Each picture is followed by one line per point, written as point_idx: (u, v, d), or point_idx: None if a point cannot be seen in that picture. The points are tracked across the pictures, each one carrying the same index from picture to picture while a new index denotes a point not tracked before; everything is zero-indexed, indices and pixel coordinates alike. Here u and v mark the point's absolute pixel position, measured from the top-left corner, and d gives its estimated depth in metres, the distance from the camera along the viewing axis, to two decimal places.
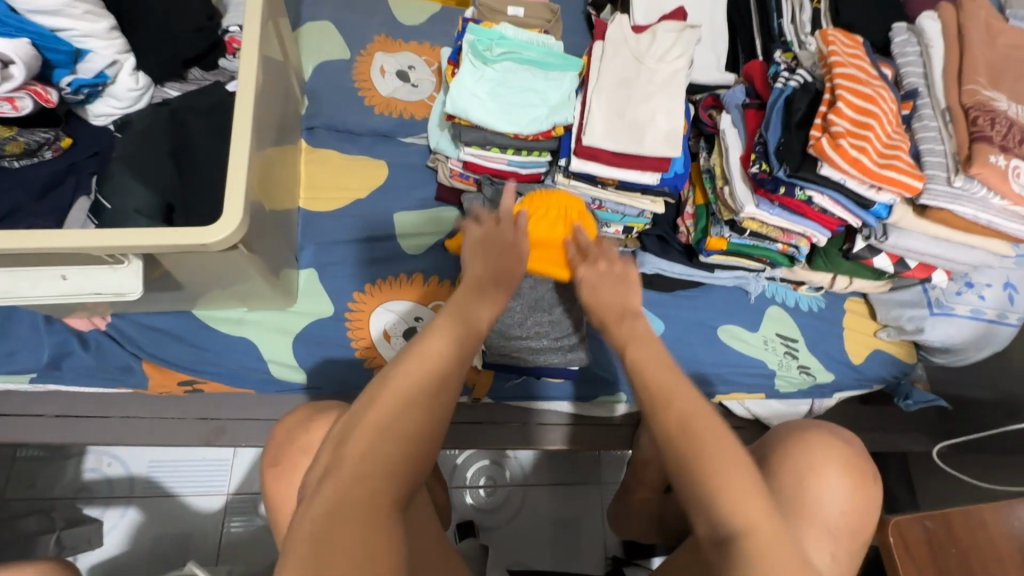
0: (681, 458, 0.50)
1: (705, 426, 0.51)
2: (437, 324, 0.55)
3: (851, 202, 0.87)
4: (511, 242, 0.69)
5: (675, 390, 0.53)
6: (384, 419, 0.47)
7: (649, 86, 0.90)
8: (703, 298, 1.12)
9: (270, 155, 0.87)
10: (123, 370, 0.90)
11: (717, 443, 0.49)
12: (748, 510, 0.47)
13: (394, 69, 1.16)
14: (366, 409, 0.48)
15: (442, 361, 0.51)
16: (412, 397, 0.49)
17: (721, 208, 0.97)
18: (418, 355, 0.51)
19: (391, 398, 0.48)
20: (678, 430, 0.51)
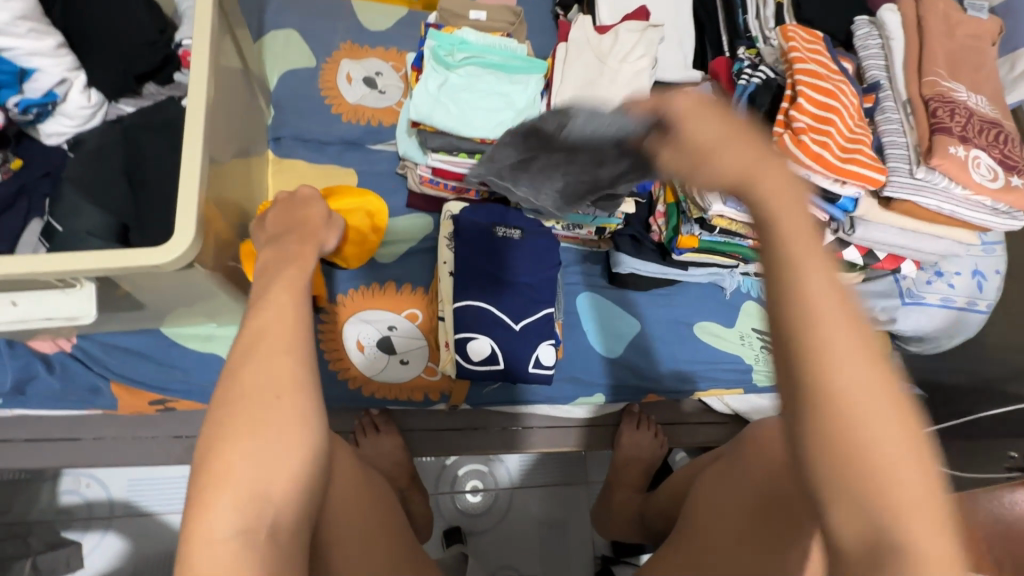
0: (840, 466, 0.35)
1: (868, 357, 0.36)
2: (254, 344, 0.50)
3: (817, 197, 0.88)
4: (301, 222, 0.70)
5: (827, 294, 0.36)
6: (229, 465, 0.44)
7: (613, 87, 0.89)
8: (679, 296, 1.12)
9: (231, 168, 0.86)
10: (91, 393, 0.88)
11: (878, 413, 0.35)
12: (923, 515, 0.34)
13: (360, 75, 1.15)
14: (215, 432, 0.46)
15: (268, 379, 0.48)
16: (247, 437, 0.45)
17: (690, 206, 0.96)
18: (257, 340, 0.50)
19: (228, 447, 0.45)
20: (846, 390, 0.35)
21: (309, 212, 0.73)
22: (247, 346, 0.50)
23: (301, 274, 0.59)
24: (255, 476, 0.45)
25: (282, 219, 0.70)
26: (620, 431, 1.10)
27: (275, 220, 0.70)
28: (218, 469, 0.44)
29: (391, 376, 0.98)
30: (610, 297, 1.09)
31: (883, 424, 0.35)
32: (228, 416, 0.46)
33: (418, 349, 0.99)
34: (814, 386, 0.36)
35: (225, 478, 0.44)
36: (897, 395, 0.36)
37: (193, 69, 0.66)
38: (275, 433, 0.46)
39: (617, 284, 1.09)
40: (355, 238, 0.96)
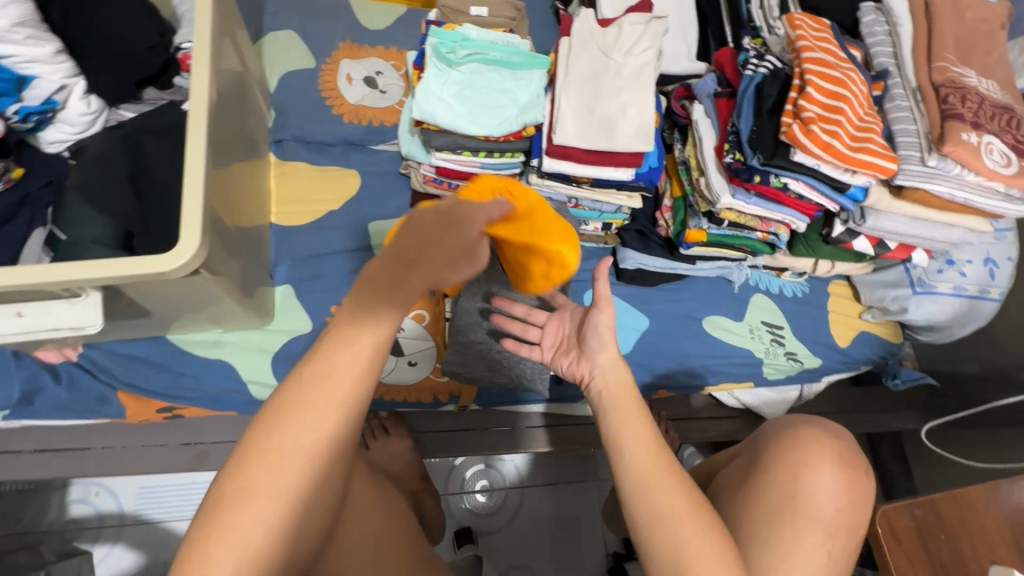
0: (659, 529, 0.51)
1: (658, 463, 0.54)
2: (304, 393, 0.44)
3: (827, 187, 0.86)
4: (448, 240, 0.48)
5: (641, 436, 0.56)
6: (236, 522, 0.41)
7: (618, 81, 0.88)
8: (687, 291, 1.11)
9: (234, 172, 0.85)
10: (98, 402, 0.88)
11: (691, 542, 0.50)
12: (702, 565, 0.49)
13: (361, 75, 1.13)
14: (241, 476, 0.42)
15: (305, 437, 0.43)
16: (267, 501, 0.42)
17: (698, 199, 0.96)
18: (304, 392, 0.44)
19: (243, 505, 0.41)
20: (639, 464, 0.54)
21: (457, 233, 0.49)
22: (295, 390, 0.44)
23: (400, 317, 0.47)
24: (272, 536, 0.42)
25: (424, 227, 0.48)
26: None
27: (421, 226, 0.48)
28: (231, 516, 0.41)
29: (398, 378, 0.97)
30: (618, 294, 1.08)
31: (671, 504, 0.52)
32: (251, 465, 0.42)
33: (426, 350, 0.98)
34: (624, 473, 0.54)
35: (234, 533, 0.41)
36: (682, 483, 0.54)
37: (195, 74, 0.65)
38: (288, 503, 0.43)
39: (625, 280, 1.07)
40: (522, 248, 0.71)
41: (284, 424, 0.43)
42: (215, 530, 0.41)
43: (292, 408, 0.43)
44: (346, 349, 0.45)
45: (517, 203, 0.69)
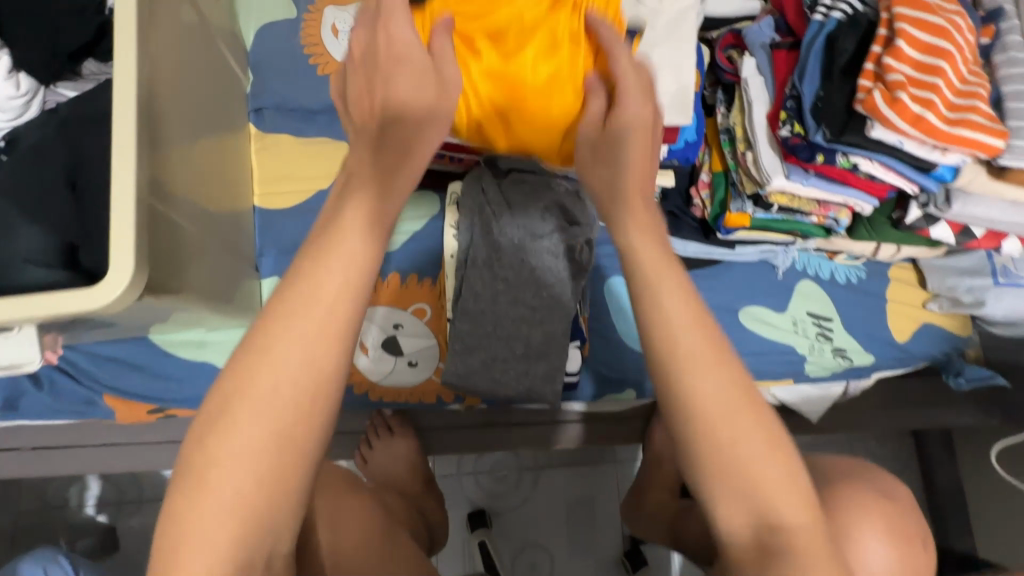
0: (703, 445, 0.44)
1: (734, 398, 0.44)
2: (295, 310, 0.41)
3: (908, 167, 0.70)
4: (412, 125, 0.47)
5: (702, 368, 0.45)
6: (233, 428, 0.39)
7: (651, 32, 0.70)
8: (723, 278, 0.98)
9: (199, 151, 0.73)
10: (84, 405, 0.83)
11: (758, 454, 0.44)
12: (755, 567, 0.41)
13: (349, 26, 0.97)
14: (237, 401, 0.39)
15: (315, 355, 0.41)
16: (263, 420, 0.39)
17: (742, 178, 0.81)
18: (297, 303, 0.41)
19: (241, 402, 0.39)
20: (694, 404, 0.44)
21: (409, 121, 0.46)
22: (288, 298, 0.42)
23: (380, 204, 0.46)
24: (274, 468, 0.39)
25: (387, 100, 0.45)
26: (653, 425, 1.01)
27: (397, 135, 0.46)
28: (232, 432, 0.39)
29: (398, 380, 0.89)
30: None
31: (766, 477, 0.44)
32: (246, 383, 0.40)
33: (426, 350, 0.89)
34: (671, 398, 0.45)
35: (237, 448, 0.39)
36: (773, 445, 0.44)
37: (115, 55, 0.52)
38: (283, 421, 0.39)
39: None
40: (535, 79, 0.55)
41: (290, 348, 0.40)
42: (212, 450, 0.38)
43: (303, 305, 0.41)
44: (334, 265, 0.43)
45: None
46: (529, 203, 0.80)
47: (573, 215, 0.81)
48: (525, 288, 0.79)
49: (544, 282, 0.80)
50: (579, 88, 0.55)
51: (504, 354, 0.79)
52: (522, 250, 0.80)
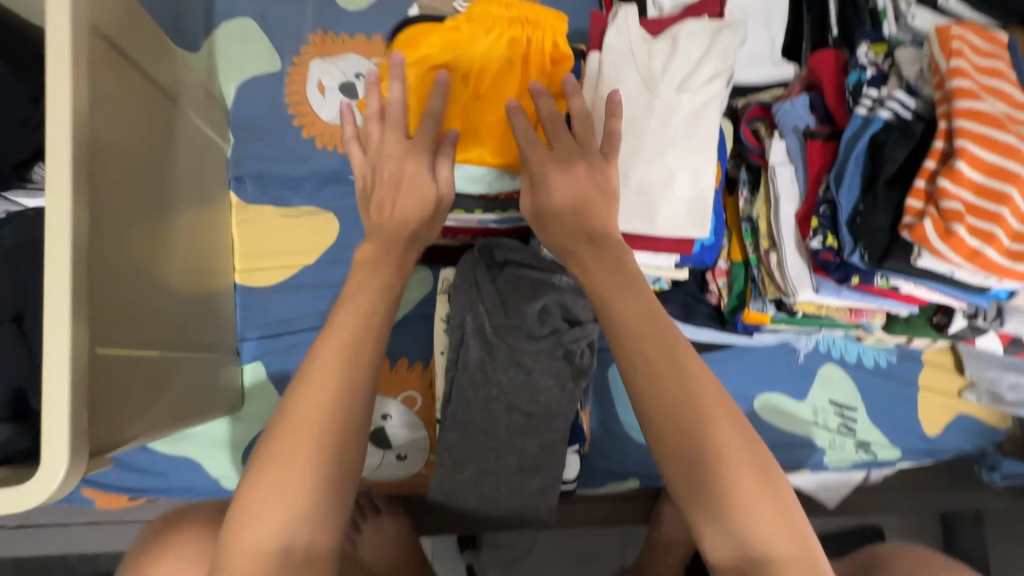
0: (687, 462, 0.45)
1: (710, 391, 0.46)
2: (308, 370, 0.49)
3: (955, 290, 0.62)
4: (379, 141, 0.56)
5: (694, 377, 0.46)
6: (265, 485, 0.45)
7: (666, 132, 0.62)
8: (738, 362, 0.90)
9: (166, 252, 0.67)
10: (63, 496, 0.81)
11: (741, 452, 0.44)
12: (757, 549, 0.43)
13: (337, 82, 0.89)
14: (267, 453, 0.46)
15: (328, 395, 0.47)
16: (288, 467, 0.45)
17: (764, 278, 0.73)
18: (315, 367, 0.49)
19: (274, 459, 0.46)
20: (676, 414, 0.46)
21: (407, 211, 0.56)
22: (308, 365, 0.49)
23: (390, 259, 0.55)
24: (303, 496, 0.45)
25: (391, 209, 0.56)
26: (658, 507, 0.96)
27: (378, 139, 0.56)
28: (270, 475, 0.45)
29: (387, 474, 0.84)
30: None
31: (744, 483, 0.44)
32: (278, 435, 0.46)
33: (417, 442, 0.84)
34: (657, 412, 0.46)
35: (271, 485, 0.45)
36: (758, 469, 0.44)
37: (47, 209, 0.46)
38: (306, 466, 0.46)
39: None
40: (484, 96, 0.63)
41: (296, 420, 0.47)
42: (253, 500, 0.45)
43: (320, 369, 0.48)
44: (343, 329, 0.50)
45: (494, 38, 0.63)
46: (524, 298, 0.73)
47: (573, 313, 0.74)
48: (519, 396, 0.73)
49: (540, 389, 0.73)
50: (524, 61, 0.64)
51: (495, 467, 0.75)
52: (515, 352, 0.73)
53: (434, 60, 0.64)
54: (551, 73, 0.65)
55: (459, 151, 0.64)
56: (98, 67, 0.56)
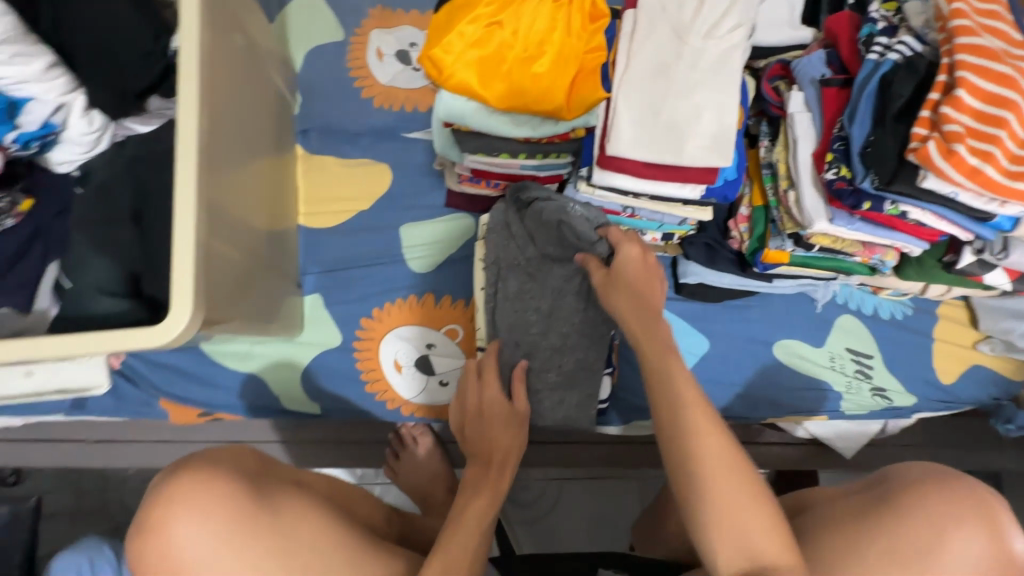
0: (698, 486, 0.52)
1: (729, 456, 0.52)
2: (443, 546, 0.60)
3: (962, 217, 0.67)
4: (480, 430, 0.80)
5: (709, 429, 0.54)
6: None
7: (694, 74, 0.70)
8: (758, 310, 0.96)
9: (249, 181, 0.76)
10: (142, 407, 0.90)
11: (737, 491, 0.51)
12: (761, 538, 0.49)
13: (393, 49, 1.00)
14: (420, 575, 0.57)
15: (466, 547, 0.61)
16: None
17: (783, 216, 0.79)
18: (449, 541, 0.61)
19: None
20: (693, 457, 0.53)
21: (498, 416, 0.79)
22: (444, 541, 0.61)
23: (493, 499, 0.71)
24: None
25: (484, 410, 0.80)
26: None
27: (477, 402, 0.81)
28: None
29: (429, 399, 0.91)
30: (675, 311, 0.95)
31: (715, 457, 0.52)
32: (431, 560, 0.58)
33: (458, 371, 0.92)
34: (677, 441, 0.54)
35: None
36: (731, 450, 0.53)
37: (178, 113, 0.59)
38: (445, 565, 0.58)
39: (684, 295, 0.94)
40: (534, 51, 0.73)
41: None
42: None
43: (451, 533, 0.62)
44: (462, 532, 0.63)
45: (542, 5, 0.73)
46: (552, 234, 0.78)
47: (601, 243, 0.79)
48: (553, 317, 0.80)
49: (573, 312, 0.79)
50: (569, 24, 0.73)
51: (536, 377, 0.82)
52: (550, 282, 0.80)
53: (489, 17, 0.73)
54: (591, 29, 0.74)
55: (508, 100, 0.74)
56: (213, 8, 0.67)
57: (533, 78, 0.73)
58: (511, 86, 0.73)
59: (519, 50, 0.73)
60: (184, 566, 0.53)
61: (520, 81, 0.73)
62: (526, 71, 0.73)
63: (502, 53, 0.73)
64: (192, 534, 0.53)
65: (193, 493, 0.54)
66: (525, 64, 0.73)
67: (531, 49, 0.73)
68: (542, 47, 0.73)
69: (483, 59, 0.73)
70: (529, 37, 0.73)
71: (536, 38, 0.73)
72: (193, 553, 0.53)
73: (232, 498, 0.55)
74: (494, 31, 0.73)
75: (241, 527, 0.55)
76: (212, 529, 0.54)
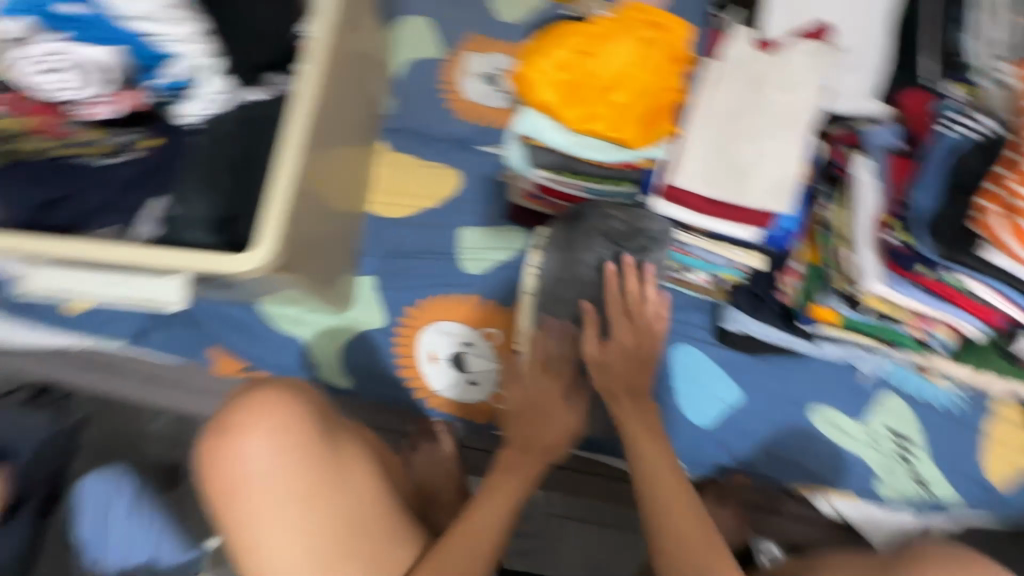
0: None
1: None
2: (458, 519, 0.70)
3: (1017, 292, 0.71)
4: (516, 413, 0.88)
5: None
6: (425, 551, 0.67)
7: (763, 124, 0.75)
8: (798, 372, 0.94)
9: (337, 159, 0.84)
10: (193, 350, 0.97)
11: None
12: None
13: (483, 71, 1.09)
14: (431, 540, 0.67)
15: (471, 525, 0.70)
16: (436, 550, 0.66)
17: (836, 275, 0.81)
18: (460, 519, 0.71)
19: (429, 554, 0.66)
20: None
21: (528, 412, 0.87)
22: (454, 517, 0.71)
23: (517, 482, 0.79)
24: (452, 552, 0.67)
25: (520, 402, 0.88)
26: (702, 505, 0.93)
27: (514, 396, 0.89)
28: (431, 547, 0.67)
29: (458, 395, 0.95)
30: (713, 357, 0.94)
31: None
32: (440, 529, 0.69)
33: (490, 373, 0.95)
34: None
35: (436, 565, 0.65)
36: None
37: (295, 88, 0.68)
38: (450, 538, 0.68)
39: (726, 344, 0.93)
40: (616, 82, 0.78)
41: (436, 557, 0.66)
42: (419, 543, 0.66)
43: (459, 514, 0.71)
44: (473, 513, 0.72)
45: (632, 42, 0.78)
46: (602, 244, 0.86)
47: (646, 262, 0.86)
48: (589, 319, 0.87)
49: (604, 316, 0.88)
50: (653, 63, 0.78)
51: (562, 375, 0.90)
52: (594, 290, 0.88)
53: (580, 46, 0.79)
54: (671, 70, 0.79)
55: (583, 123, 0.79)
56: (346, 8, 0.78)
57: (610, 106, 0.78)
58: (588, 111, 0.78)
59: (602, 79, 0.78)
60: (251, 472, 0.63)
61: (597, 107, 0.78)
62: (605, 98, 0.78)
63: (586, 80, 0.78)
64: (257, 447, 0.63)
65: (273, 416, 0.64)
66: (605, 92, 0.78)
67: (613, 79, 0.78)
68: (623, 80, 0.78)
69: (568, 82, 0.79)
70: (615, 69, 0.78)
71: (621, 70, 0.78)
72: (255, 465, 0.63)
73: (305, 429, 0.65)
74: (582, 59, 0.79)
75: (308, 453, 0.64)
76: (276, 446, 0.63)
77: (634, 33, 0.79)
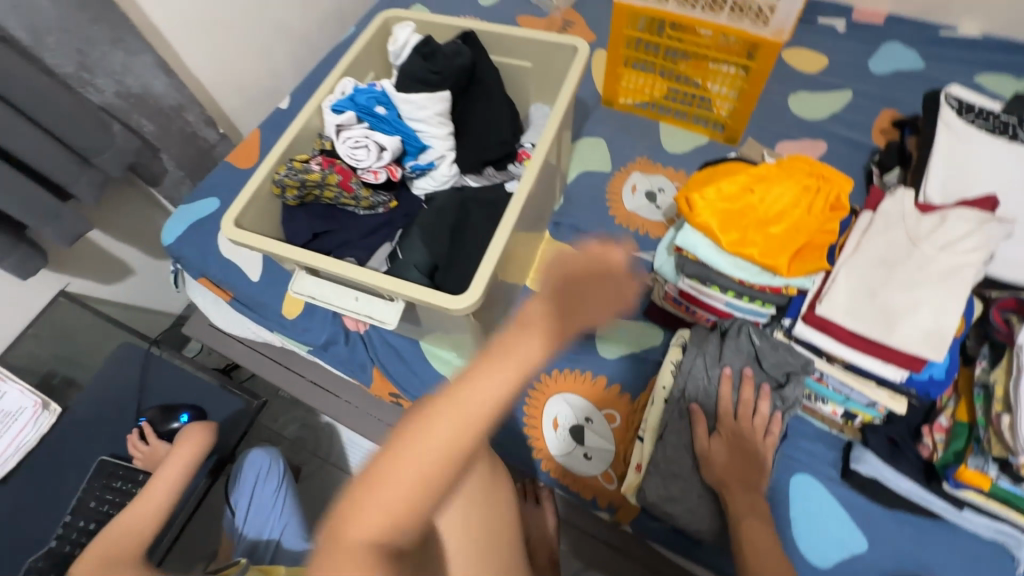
0: None
1: None
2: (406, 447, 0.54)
3: None
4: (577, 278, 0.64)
5: None
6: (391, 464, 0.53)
7: (919, 275, 0.80)
8: (937, 538, 0.87)
9: (520, 238, 1.04)
10: (361, 367, 1.16)
11: None
12: None
13: (645, 189, 1.26)
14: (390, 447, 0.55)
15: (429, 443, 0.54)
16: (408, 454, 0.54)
17: (990, 438, 0.77)
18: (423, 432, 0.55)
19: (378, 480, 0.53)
20: None
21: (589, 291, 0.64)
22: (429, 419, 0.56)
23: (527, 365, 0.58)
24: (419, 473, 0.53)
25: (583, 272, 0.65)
26: None
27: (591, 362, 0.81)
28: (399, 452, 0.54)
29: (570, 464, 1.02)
30: (838, 497, 0.91)
31: None
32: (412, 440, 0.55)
33: (604, 451, 1.00)
34: None
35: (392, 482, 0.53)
36: None
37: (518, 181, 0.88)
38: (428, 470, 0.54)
39: (851, 484, 0.91)
40: (775, 217, 0.87)
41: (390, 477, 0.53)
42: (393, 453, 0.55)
43: (437, 420, 0.56)
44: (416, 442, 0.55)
45: (796, 187, 0.88)
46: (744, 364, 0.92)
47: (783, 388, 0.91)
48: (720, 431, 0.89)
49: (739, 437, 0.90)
50: (814, 208, 0.86)
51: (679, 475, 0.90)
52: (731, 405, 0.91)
53: (747, 182, 0.89)
54: (829, 216, 0.87)
55: (739, 247, 0.87)
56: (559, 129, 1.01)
57: (767, 237, 0.86)
58: (745, 238, 0.86)
59: (763, 213, 0.87)
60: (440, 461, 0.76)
61: (756, 235, 0.86)
62: (764, 229, 0.86)
63: (747, 211, 0.87)
64: None
65: None
66: (765, 224, 0.86)
67: (773, 215, 0.87)
68: (783, 217, 0.86)
69: (730, 210, 0.88)
70: (776, 206, 0.87)
71: (782, 208, 0.87)
72: None
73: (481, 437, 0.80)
74: (747, 193, 0.88)
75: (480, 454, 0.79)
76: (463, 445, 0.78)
77: (800, 180, 0.88)
